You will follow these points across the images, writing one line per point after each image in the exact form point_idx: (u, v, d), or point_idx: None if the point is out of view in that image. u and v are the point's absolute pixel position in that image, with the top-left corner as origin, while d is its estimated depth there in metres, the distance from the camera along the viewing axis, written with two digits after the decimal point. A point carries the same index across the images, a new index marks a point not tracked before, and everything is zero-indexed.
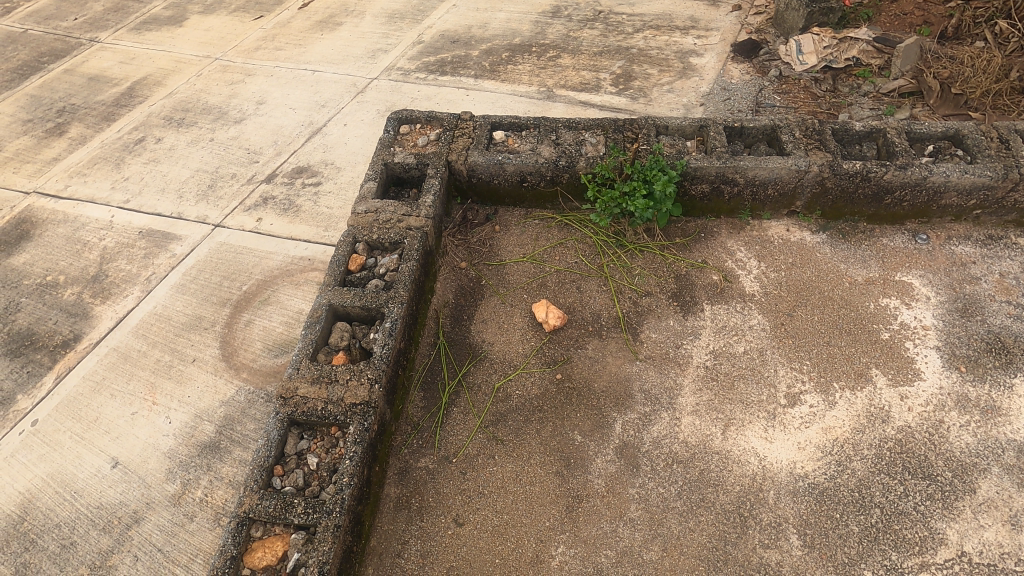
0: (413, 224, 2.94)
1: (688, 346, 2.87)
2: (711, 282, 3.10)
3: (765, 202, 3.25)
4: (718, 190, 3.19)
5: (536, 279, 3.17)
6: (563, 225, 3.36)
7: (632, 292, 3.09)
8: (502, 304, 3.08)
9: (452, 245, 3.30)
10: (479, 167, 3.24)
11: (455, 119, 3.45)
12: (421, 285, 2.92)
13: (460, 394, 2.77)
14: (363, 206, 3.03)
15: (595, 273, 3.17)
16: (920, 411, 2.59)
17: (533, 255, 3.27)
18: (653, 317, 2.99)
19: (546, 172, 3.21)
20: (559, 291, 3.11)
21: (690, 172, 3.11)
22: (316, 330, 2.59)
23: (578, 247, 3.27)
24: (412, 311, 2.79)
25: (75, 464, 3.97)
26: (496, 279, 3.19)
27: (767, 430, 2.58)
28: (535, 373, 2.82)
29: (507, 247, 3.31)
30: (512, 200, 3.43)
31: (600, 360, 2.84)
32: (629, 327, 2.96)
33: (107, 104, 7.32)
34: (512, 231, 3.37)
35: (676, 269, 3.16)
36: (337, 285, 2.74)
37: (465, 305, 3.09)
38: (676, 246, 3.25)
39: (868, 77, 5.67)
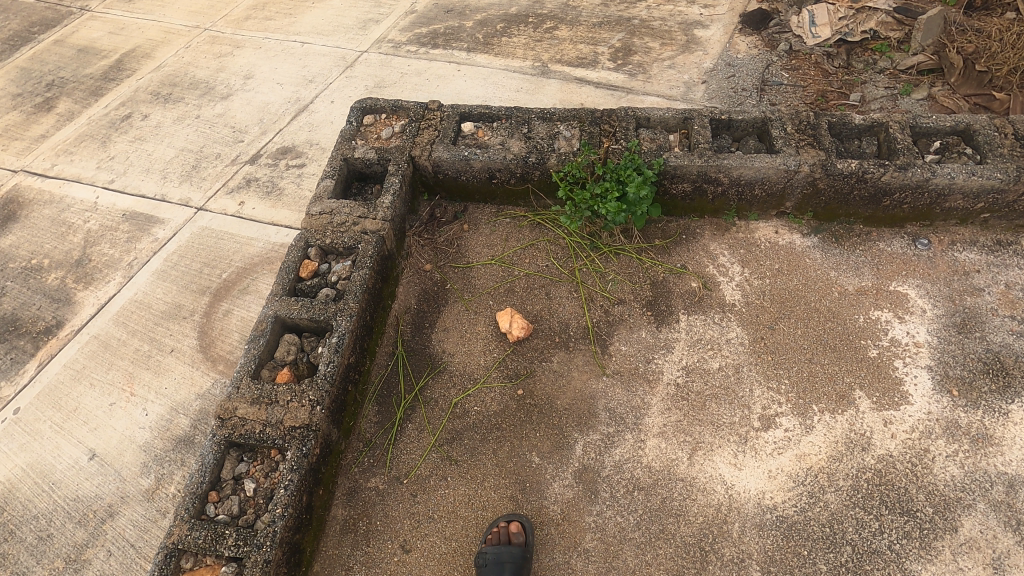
0: (369, 227, 2.76)
1: (660, 360, 2.70)
2: (689, 289, 2.90)
3: (752, 202, 2.99)
4: (700, 190, 2.95)
5: (503, 284, 3.00)
6: (535, 225, 3.16)
7: (604, 299, 2.90)
8: (466, 311, 2.92)
9: (417, 246, 3.12)
10: (445, 163, 3.02)
11: (422, 109, 3.22)
12: (378, 292, 2.77)
13: (416, 409, 2.64)
14: (318, 206, 2.84)
15: (566, 278, 2.98)
16: (904, 439, 2.40)
17: (501, 257, 3.08)
18: (624, 327, 2.81)
19: (516, 169, 2.98)
20: (527, 297, 2.94)
21: (669, 172, 2.86)
22: (261, 344, 2.45)
23: (550, 249, 3.08)
24: (366, 322, 2.64)
25: (53, 455, 3.96)
26: (461, 283, 3.02)
27: (737, 456, 2.42)
28: (496, 388, 2.68)
29: (475, 248, 3.13)
30: (482, 197, 3.22)
31: (565, 375, 2.69)
32: (598, 339, 2.79)
33: (95, 77, 7.13)
34: (482, 232, 3.18)
35: (652, 275, 2.96)
36: (285, 294, 2.58)
37: (427, 311, 2.94)
38: (655, 249, 3.04)
39: (885, 52, 5.28)
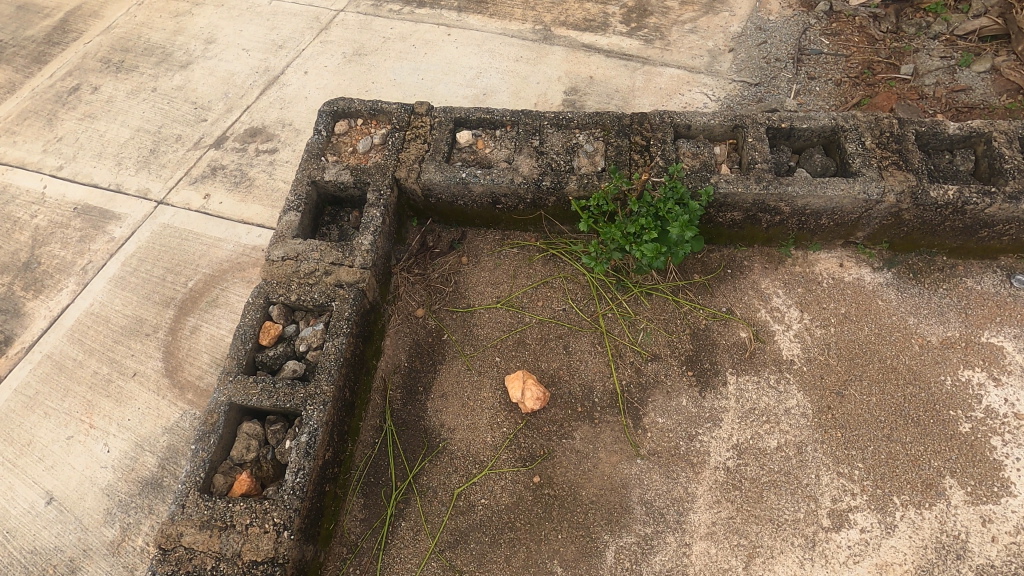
0: (345, 278, 2.20)
1: (705, 438, 2.22)
2: (738, 341, 2.40)
3: (815, 230, 2.43)
4: (753, 219, 2.40)
5: (512, 334, 2.48)
6: (548, 256, 2.61)
7: (635, 355, 2.40)
8: (466, 371, 2.41)
9: (406, 285, 2.57)
10: (437, 186, 2.44)
11: (407, 113, 2.60)
12: (360, 357, 2.25)
13: (411, 502, 2.18)
14: (280, 249, 2.26)
15: (587, 326, 2.47)
16: (1007, 544, 1.97)
17: (508, 299, 2.55)
18: (661, 392, 2.32)
19: (526, 194, 2.41)
20: (541, 352, 2.43)
21: (718, 199, 2.30)
22: (211, 444, 1.94)
23: (567, 288, 2.55)
24: (346, 401, 2.13)
25: (4, 499, 3.04)
26: (461, 332, 2.50)
27: (804, 565, 1.99)
28: (505, 473, 2.21)
29: (476, 287, 2.59)
30: (483, 222, 2.65)
31: (590, 457, 2.22)
32: (629, 408, 2.30)
33: (37, 40, 5.62)
34: (483, 266, 2.63)
35: (692, 322, 2.45)
36: (241, 372, 2.05)
37: (420, 370, 2.43)
38: (694, 288, 2.52)
39: (940, 11, 4.34)
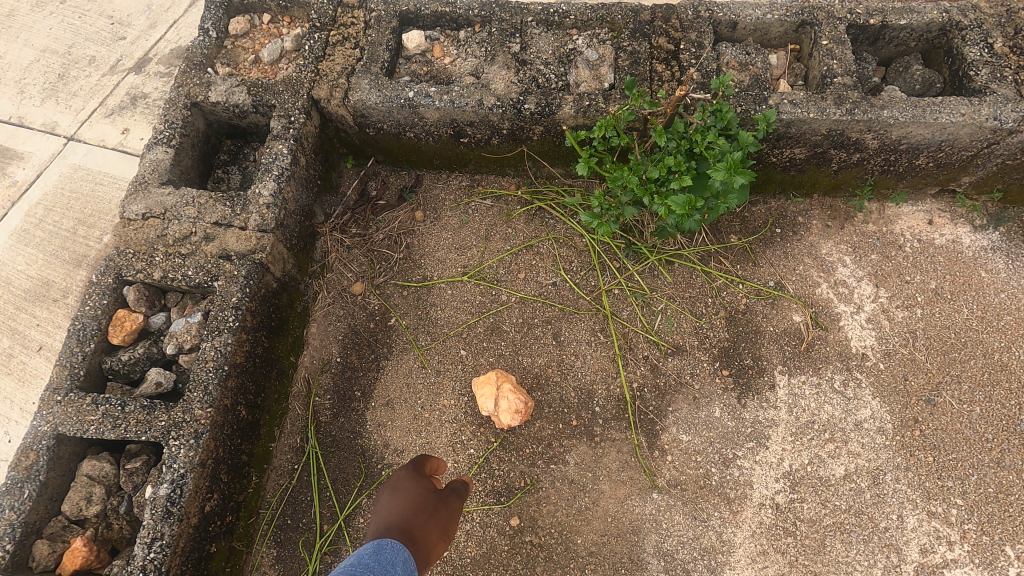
0: (234, 247, 1.49)
1: (746, 464, 1.63)
2: (790, 328, 1.77)
3: (903, 175, 1.76)
4: (821, 159, 1.70)
5: (483, 318, 1.82)
6: (533, 210, 1.92)
7: (652, 347, 1.76)
8: (420, 370, 1.78)
9: (339, 251, 1.89)
10: (373, 111, 1.71)
11: (332, 5, 1.81)
12: (265, 357, 1.59)
13: (342, 553, 1.59)
14: (140, 203, 1.54)
15: (585, 308, 1.82)
16: None
17: (479, 270, 1.88)
18: (686, 400, 1.70)
19: (502, 123, 1.69)
20: (522, 343, 1.79)
21: (776, 130, 1.59)
22: (26, 498, 1.29)
23: (558, 255, 1.87)
24: (241, 423, 1.49)
25: None
26: (414, 315, 1.84)
27: None
28: (472, 513, 1.63)
29: (435, 252, 1.91)
30: (444, 162, 1.93)
31: (589, 490, 1.63)
32: (644, 424, 1.68)
33: None
34: (444, 224, 1.94)
35: (728, 302, 1.80)
36: (77, 387, 1.38)
37: (358, 368, 1.78)
38: (730, 255, 1.86)
39: None
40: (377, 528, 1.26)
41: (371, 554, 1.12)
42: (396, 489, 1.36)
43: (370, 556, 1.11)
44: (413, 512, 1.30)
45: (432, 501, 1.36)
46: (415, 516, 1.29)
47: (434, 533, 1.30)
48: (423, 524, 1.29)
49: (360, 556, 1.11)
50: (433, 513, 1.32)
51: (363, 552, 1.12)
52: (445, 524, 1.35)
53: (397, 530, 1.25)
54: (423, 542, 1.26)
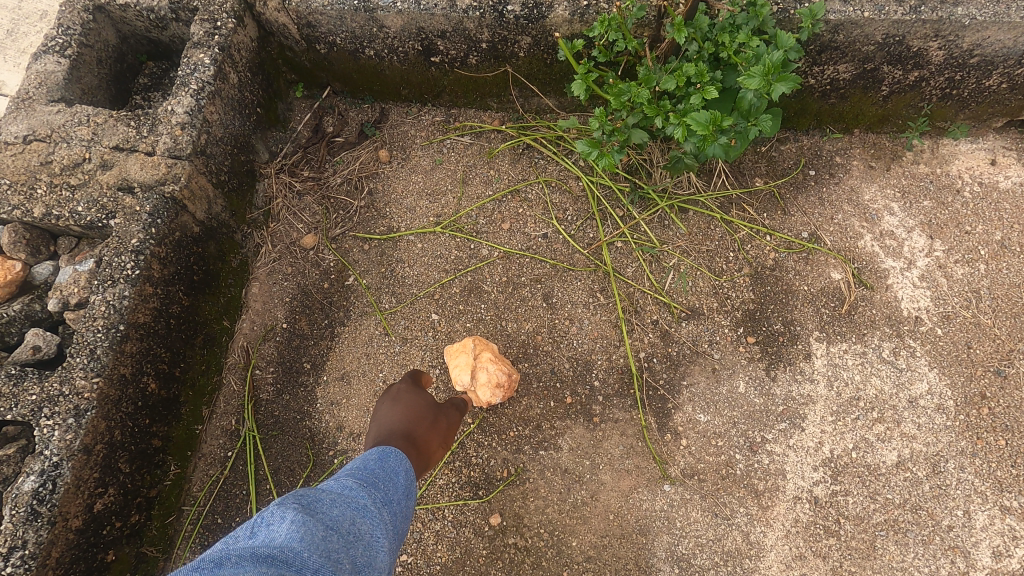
0: (138, 177, 1.18)
1: (778, 450, 1.34)
2: (828, 287, 1.47)
3: (966, 102, 1.46)
4: (870, 79, 1.40)
5: (459, 275, 1.52)
6: (519, 148, 1.60)
7: (662, 310, 1.46)
8: (383, 338, 1.47)
9: (287, 196, 1.56)
10: (322, 18, 1.39)
11: None
12: (185, 319, 1.28)
13: None
14: (21, 124, 1.21)
15: (582, 265, 1.51)
16: None
17: (455, 219, 1.57)
18: (704, 373, 1.41)
19: (484, 35, 1.38)
20: (506, 306, 1.48)
21: (819, 36, 1.29)
22: None
23: (549, 202, 1.56)
24: (150, 399, 1.18)
25: None
26: (376, 273, 1.53)
27: None
28: (443, 510, 1.34)
29: (403, 199, 1.59)
30: (413, 92, 1.61)
31: (586, 481, 1.34)
32: (653, 402, 1.39)
33: None
34: (414, 165, 1.62)
35: (754, 256, 1.50)
36: None
37: (306, 336, 1.47)
38: (756, 201, 1.55)
39: None
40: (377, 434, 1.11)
41: (376, 461, 0.97)
42: (395, 402, 1.19)
43: (374, 463, 0.96)
44: (415, 419, 1.14)
45: (436, 408, 1.21)
46: (419, 423, 1.14)
47: (436, 440, 1.16)
48: (426, 430, 1.13)
49: (362, 462, 0.96)
50: (436, 422, 1.17)
51: (367, 459, 0.97)
52: (447, 431, 1.19)
53: (398, 436, 1.09)
54: (426, 449, 1.12)
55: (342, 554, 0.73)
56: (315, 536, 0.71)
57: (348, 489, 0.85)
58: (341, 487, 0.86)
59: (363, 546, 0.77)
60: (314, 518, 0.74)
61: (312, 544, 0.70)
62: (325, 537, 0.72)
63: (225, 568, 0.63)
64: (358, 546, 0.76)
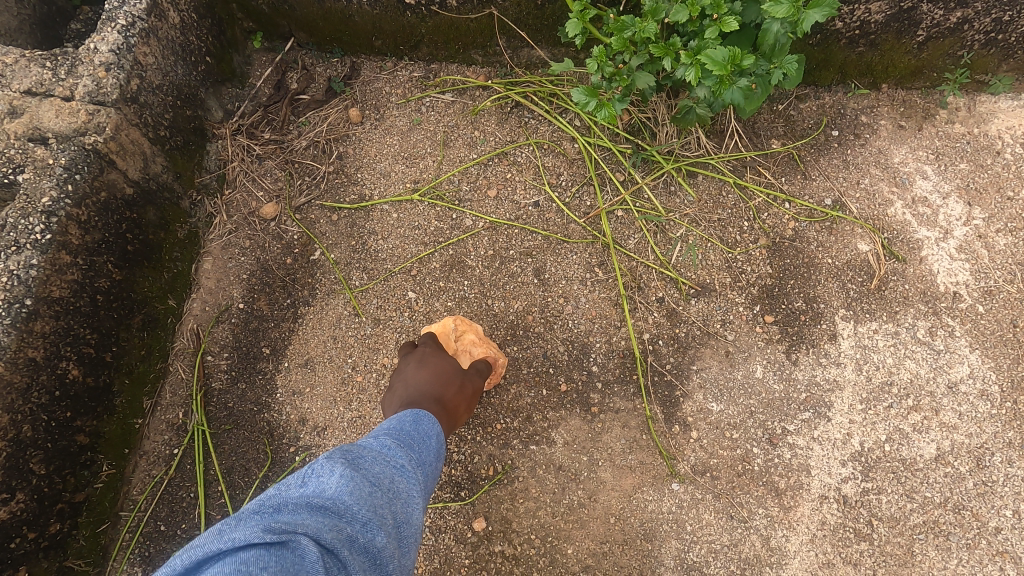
0: (53, 126, 1.01)
1: (801, 443, 1.18)
2: (855, 260, 1.30)
3: (1011, 50, 1.30)
4: (907, 20, 1.25)
5: (440, 249, 1.34)
6: (507, 107, 1.42)
7: (669, 286, 1.29)
8: (352, 320, 1.29)
9: (243, 160, 1.37)
10: None
11: None
12: (117, 295, 1.10)
13: None
14: None
15: (578, 236, 1.34)
16: None
17: (435, 185, 1.39)
18: (717, 358, 1.24)
19: None
20: (493, 283, 1.31)
21: None
22: None
23: (541, 166, 1.39)
24: (71, 388, 1.04)
25: None
26: (345, 246, 1.35)
27: None
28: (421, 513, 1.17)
29: (376, 164, 1.41)
30: (388, 43, 1.43)
31: (583, 480, 1.18)
32: (659, 390, 1.22)
33: None
34: (389, 126, 1.43)
35: (771, 226, 1.33)
36: None
37: (265, 318, 1.29)
38: (774, 165, 1.37)
39: None
40: (401, 397, 1.05)
41: (410, 421, 0.90)
42: (422, 360, 1.12)
43: (409, 424, 0.89)
44: (446, 383, 1.08)
45: (462, 368, 1.12)
46: (450, 387, 1.08)
47: (465, 404, 1.10)
48: (455, 396, 1.07)
49: (397, 423, 0.89)
50: (465, 386, 1.11)
51: (400, 420, 0.90)
52: (475, 395, 1.12)
53: (428, 402, 1.03)
54: (454, 414, 1.06)
55: (387, 511, 0.68)
56: (363, 491, 0.67)
57: (386, 448, 0.80)
58: (378, 445, 0.80)
59: (405, 505, 0.72)
60: (359, 474, 0.70)
61: (360, 498, 0.66)
62: (371, 493, 0.68)
63: (281, 514, 0.59)
64: (398, 505, 0.71)
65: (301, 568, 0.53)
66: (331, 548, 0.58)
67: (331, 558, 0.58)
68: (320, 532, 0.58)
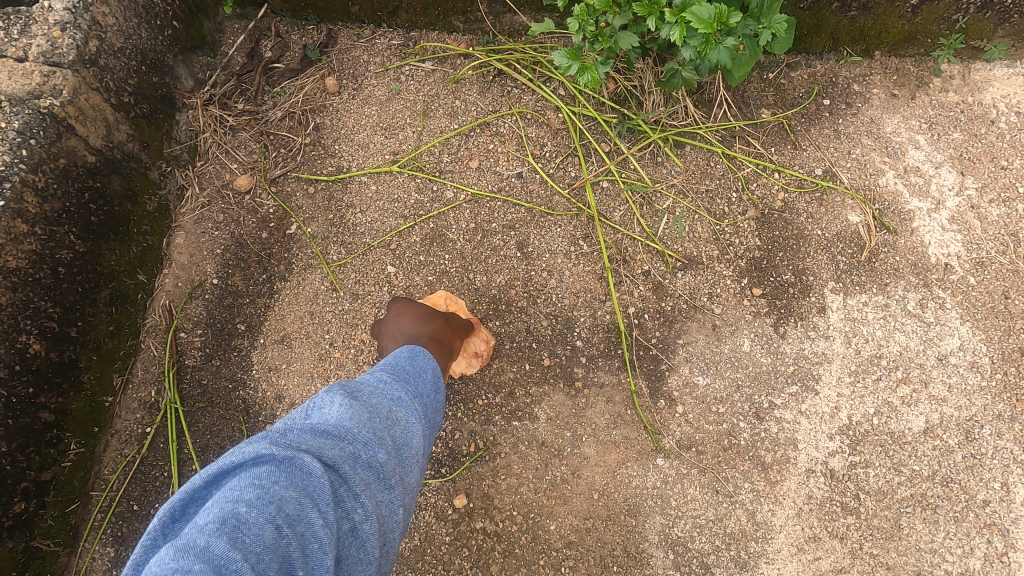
0: (6, 89, 0.97)
1: (788, 417, 1.15)
2: (846, 231, 1.27)
3: (1007, 14, 1.26)
4: None
5: (419, 222, 1.30)
6: (489, 75, 1.38)
7: (655, 259, 1.26)
8: (330, 295, 1.26)
9: (215, 132, 1.32)
10: None
11: None
12: (81, 268, 1.07)
13: None
14: None
15: (562, 208, 1.30)
16: None
17: (414, 157, 1.34)
18: (703, 331, 1.21)
19: None
20: (474, 256, 1.28)
21: None
22: None
23: (524, 136, 1.34)
24: (33, 362, 1.01)
25: None
26: (323, 219, 1.31)
27: None
28: None
29: (354, 136, 1.36)
30: (365, 9, 1.37)
31: (567, 457, 1.15)
32: (644, 364, 1.19)
33: None
34: (367, 96, 1.38)
35: (760, 197, 1.30)
36: None
37: (240, 294, 1.25)
38: (764, 135, 1.34)
39: None
40: (394, 348, 1.03)
41: (406, 357, 0.87)
42: (401, 312, 1.08)
43: (404, 359, 0.86)
44: (433, 322, 1.05)
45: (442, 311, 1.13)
46: (438, 324, 1.06)
47: (457, 338, 1.09)
48: (444, 326, 1.06)
49: (391, 360, 0.86)
50: (450, 321, 1.09)
51: (395, 356, 0.87)
52: (461, 326, 1.11)
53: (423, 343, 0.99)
54: (447, 343, 1.04)
55: (388, 434, 0.67)
56: (363, 415, 0.65)
57: (383, 381, 0.77)
58: (375, 378, 0.77)
59: (405, 430, 0.70)
60: (359, 401, 0.68)
61: (360, 421, 0.64)
62: (372, 417, 0.66)
63: (287, 436, 0.59)
64: (399, 430, 0.69)
65: (309, 484, 0.54)
66: (335, 465, 0.58)
67: (335, 476, 0.58)
68: (322, 452, 0.58)
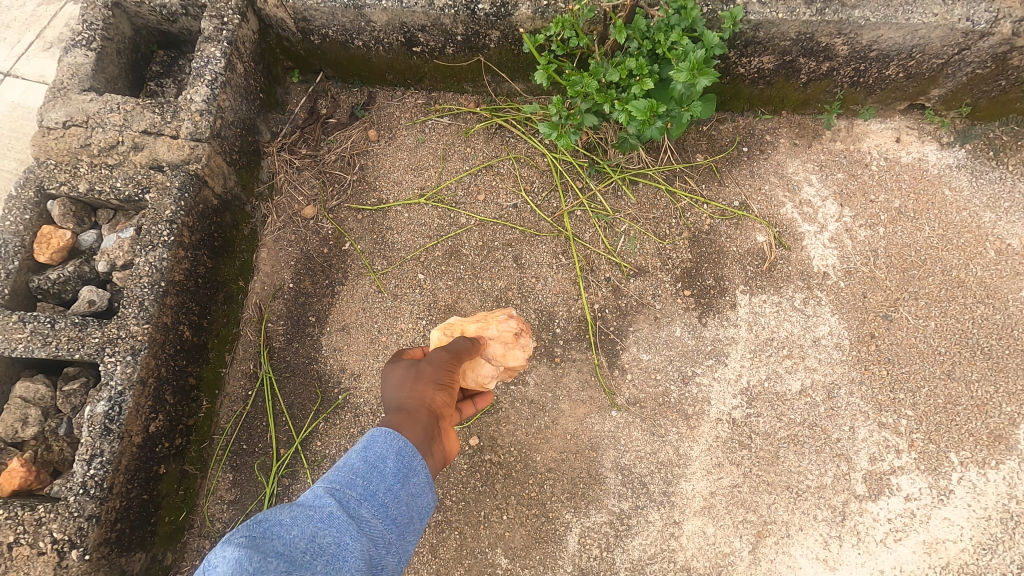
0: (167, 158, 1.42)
1: (705, 382, 1.63)
2: (754, 248, 1.74)
3: (873, 88, 1.72)
4: (791, 68, 1.66)
5: (441, 241, 1.76)
6: (492, 128, 1.82)
7: (614, 269, 1.73)
8: (376, 295, 1.72)
9: (287, 172, 1.77)
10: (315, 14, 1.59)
11: None
12: (209, 279, 1.52)
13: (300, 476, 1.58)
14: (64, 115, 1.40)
15: (547, 231, 1.76)
16: None
17: (436, 191, 1.80)
18: (648, 320, 1.68)
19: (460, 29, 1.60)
20: (482, 265, 1.74)
21: (743, 33, 1.54)
22: None
23: (519, 175, 1.80)
24: (186, 344, 1.46)
25: None
26: (369, 237, 1.76)
27: (829, 546, 1.53)
28: None
29: (390, 174, 1.81)
30: (398, 77, 1.81)
31: (548, 411, 1.63)
32: (605, 345, 1.67)
33: None
34: (400, 143, 1.83)
35: (692, 222, 1.76)
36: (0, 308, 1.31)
37: (311, 294, 1.71)
38: (697, 174, 1.79)
39: None
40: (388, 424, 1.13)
41: (358, 454, 0.99)
42: (384, 383, 1.20)
43: (356, 457, 0.98)
44: (404, 386, 1.15)
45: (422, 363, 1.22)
46: (410, 384, 1.15)
47: (432, 384, 1.16)
48: (412, 384, 1.15)
49: (347, 459, 0.99)
50: (423, 376, 1.17)
51: (353, 451, 1.00)
52: (443, 370, 1.20)
53: (391, 412, 1.09)
54: (426, 400, 1.12)
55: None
56: (265, 566, 0.77)
57: (317, 499, 0.89)
58: (314, 496, 0.90)
59: (326, 563, 0.82)
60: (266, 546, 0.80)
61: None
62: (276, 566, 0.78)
63: None
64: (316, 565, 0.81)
65: None
66: None
67: None
68: None
